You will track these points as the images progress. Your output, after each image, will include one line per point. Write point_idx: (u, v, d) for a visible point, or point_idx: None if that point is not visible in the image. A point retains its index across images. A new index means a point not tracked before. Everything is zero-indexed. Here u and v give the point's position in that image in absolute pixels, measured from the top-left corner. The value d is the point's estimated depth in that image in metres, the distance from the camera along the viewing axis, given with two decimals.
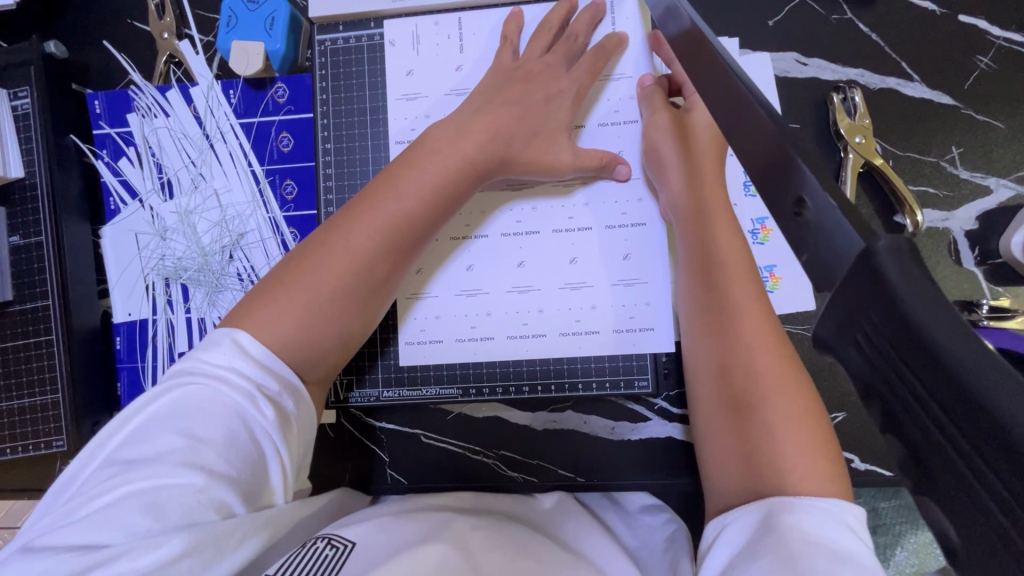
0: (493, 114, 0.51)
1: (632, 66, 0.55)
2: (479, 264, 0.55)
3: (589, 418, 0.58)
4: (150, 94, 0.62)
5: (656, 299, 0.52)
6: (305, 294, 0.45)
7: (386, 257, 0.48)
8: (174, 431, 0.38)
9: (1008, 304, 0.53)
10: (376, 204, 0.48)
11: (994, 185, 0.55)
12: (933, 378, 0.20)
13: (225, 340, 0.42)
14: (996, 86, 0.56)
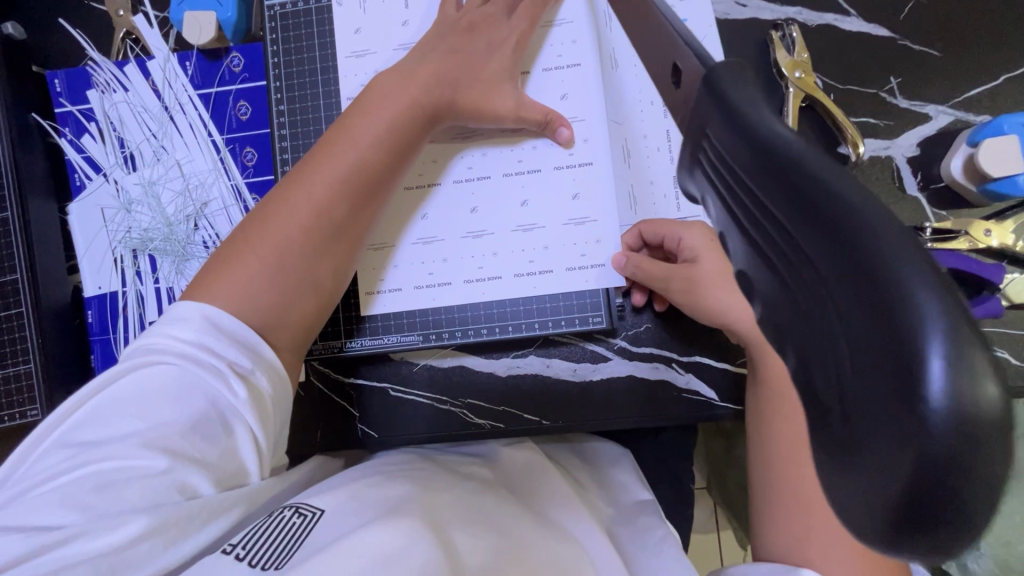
0: (438, 60, 0.51)
1: (572, 12, 0.57)
2: (434, 212, 0.56)
3: (552, 361, 0.59)
4: (108, 69, 0.64)
5: (605, 237, 0.55)
6: (270, 246, 0.46)
7: (348, 208, 0.49)
8: (133, 414, 0.39)
9: (951, 226, 0.54)
10: (329, 157, 0.48)
11: (932, 112, 0.56)
12: (790, 210, 0.16)
13: (194, 313, 0.43)
14: (931, 15, 0.57)
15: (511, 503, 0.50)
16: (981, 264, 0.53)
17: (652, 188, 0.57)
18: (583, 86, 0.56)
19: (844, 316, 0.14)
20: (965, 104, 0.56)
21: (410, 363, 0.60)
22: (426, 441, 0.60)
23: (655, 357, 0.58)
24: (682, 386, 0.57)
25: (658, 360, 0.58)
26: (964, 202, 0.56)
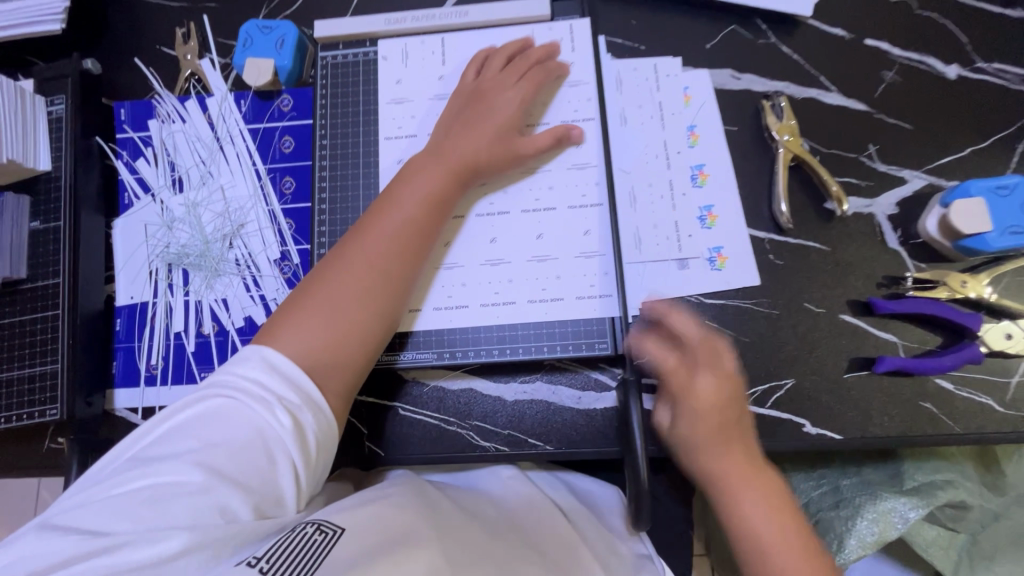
0: (468, 132, 0.59)
1: (588, 74, 0.65)
2: (455, 241, 0.61)
3: (558, 388, 0.61)
4: (171, 103, 0.71)
5: (613, 270, 0.59)
6: (326, 299, 0.51)
7: (396, 258, 0.54)
8: (193, 436, 0.44)
9: (929, 276, 0.59)
10: (382, 219, 0.55)
11: (908, 176, 0.63)
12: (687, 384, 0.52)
13: (256, 357, 0.48)
14: (902, 94, 0.65)
15: (517, 545, 0.53)
16: (958, 311, 0.58)
17: (654, 231, 0.63)
18: (595, 137, 0.63)
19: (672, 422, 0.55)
20: (936, 171, 0.63)
21: (421, 383, 0.62)
22: (430, 462, 0.61)
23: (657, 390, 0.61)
24: None
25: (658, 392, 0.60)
26: (941, 256, 0.61)
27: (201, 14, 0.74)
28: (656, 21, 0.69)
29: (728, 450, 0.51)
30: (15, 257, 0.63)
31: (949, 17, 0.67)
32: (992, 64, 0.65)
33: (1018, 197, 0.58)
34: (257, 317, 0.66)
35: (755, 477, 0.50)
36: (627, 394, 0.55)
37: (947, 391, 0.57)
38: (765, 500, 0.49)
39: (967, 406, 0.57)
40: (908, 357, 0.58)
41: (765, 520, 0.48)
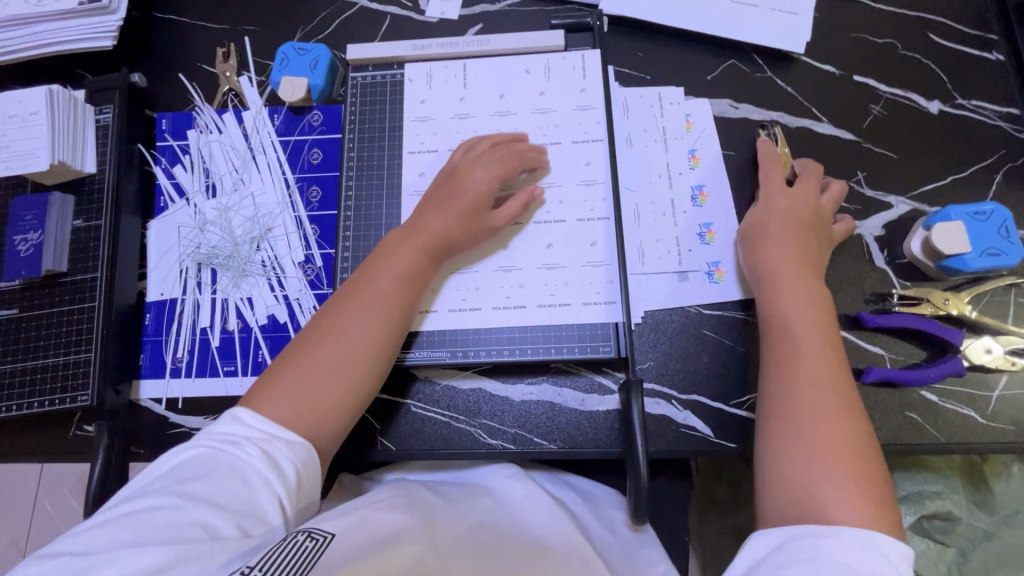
0: (446, 207, 0.61)
1: (597, 99, 0.70)
2: (471, 248, 0.66)
3: (563, 390, 0.65)
4: (210, 115, 0.76)
5: (617, 279, 0.63)
6: (304, 379, 0.53)
7: (372, 334, 0.56)
8: (173, 473, 0.47)
9: (913, 294, 0.63)
10: (359, 294, 0.57)
11: (893, 201, 0.68)
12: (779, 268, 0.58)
13: (229, 415, 0.51)
14: (889, 126, 0.70)
15: (512, 536, 0.55)
16: (941, 327, 0.61)
17: (656, 245, 0.67)
18: (603, 157, 0.68)
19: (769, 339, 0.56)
20: (919, 197, 0.68)
21: (433, 382, 0.66)
22: (438, 457, 0.64)
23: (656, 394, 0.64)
24: (680, 422, 0.62)
25: (658, 396, 0.63)
26: (926, 275, 0.65)
27: (242, 36, 0.80)
28: (660, 54, 0.75)
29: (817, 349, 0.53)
30: (57, 252, 0.68)
31: (931, 58, 0.72)
32: (971, 101, 0.71)
33: (996, 222, 0.62)
34: (281, 315, 0.70)
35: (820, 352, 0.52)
36: (628, 394, 0.58)
37: (931, 403, 0.61)
38: (824, 375, 0.51)
39: (950, 417, 0.60)
40: (895, 368, 0.61)
41: (817, 390, 0.50)
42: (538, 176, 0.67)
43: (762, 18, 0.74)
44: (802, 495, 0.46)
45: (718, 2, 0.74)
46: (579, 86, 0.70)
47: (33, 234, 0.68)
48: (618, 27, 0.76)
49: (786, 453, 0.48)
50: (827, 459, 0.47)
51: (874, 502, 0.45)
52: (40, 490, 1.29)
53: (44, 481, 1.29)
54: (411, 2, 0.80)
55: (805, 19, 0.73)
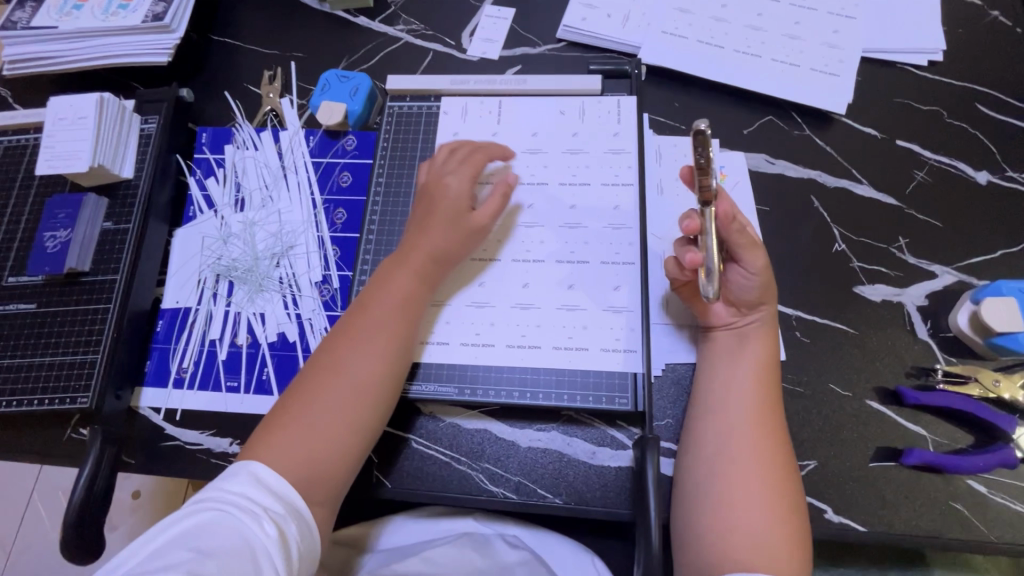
0: (433, 228, 0.60)
1: (631, 144, 0.69)
2: (490, 282, 0.64)
3: (573, 440, 0.61)
4: (248, 132, 0.78)
5: (639, 327, 0.60)
6: (304, 421, 0.50)
7: (376, 363, 0.54)
8: (183, 548, 0.41)
9: (960, 371, 0.59)
10: (359, 325, 0.55)
11: (937, 270, 0.64)
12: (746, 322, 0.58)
13: (242, 472, 0.47)
14: (933, 194, 0.68)
15: None
16: (987, 410, 0.57)
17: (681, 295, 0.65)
18: (632, 201, 0.66)
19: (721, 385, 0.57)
20: (966, 268, 0.64)
21: (437, 418, 0.62)
22: (435, 501, 0.60)
23: (674, 453, 0.60)
24: None
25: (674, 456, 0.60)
26: (974, 352, 0.60)
27: (289, 61, 0.83)
28: (696, 105, 0.74)
29: (758, 398, 0.55)
30: (83, 251, 0.68)
31: (978, 128, 0.70)
32: (1023, 174, 0.68)
33: None
34: (291, 334, 0.69)
35: (759, 404, 0.55)
36: (642, 453, 0.53)
37: (979, 495, 0.55)
38: (760, 437, 0.54)
39: (1001, 513, 0.54)
40: (938, 452, 0.56)
41: (744, 436, 0.54)
42: (564, 216, 0.66)
43: (803, 76, 0.73)
44: (734, 546, 0.50)
45: (759, 59, 0.74)
46: (613, 129, 0.70)
47: (61, 232, 0.69)
48: (655, 77, 0.76)
49: (713, 488, 0.52)
50: (751, 498, 0.51)
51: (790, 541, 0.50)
52: (34, 491, 1.26)
53: (41, 480, 1.27)
54: (454, 40, 0.82)
55: (847, 81, 0.72)
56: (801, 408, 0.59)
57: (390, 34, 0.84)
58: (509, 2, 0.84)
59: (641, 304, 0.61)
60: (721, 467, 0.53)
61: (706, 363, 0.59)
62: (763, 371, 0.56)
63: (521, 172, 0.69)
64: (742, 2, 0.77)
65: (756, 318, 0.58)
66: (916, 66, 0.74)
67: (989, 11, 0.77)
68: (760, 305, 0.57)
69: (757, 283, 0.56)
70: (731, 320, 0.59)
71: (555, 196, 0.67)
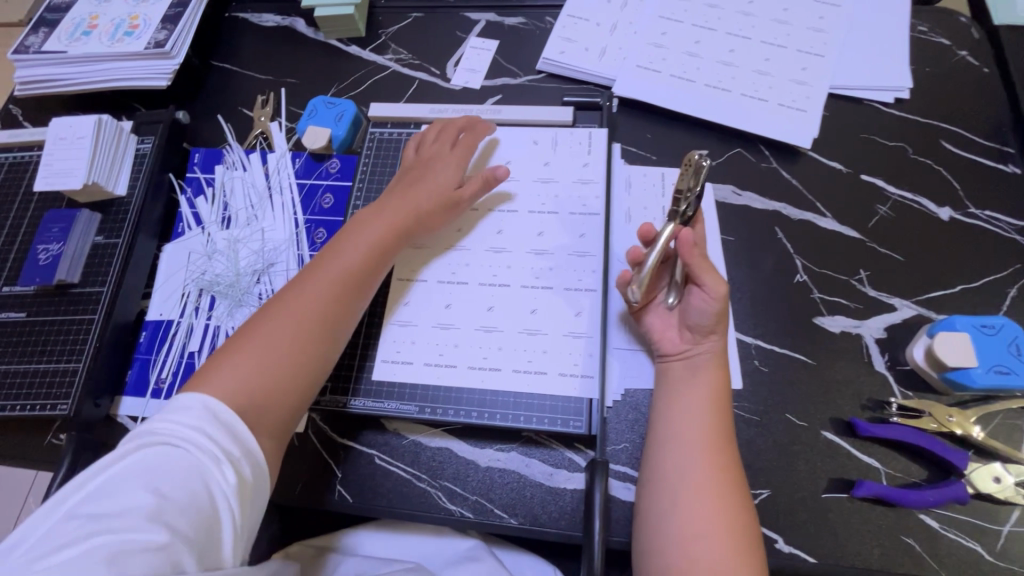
0: (408, 190, 0.65)
1: (600, 174, 0.71)
2: (456, 304, 0.66)
3: (532, 461, 0.62)
4: (238, 153, 0.82)
5: (598, 352, 0.62)
6: (260, 349, 0.52)
7: (336, 307, 0.57)
8: (142, 488, 0.41)
9: (914, 405, 0.60)
10: (325, 268, 0.58)
11: (897, 303, 0.65)
12: (702, 351, 0.60)
13: (193, 402, 0.46)
14: (895, 228, 0.69)
15: None
16: (941, 445, 0.57)
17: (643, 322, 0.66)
18: (599, 230, 0.68)
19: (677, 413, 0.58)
20: (926, 302, 0.65)
21: (401, 435, 0.64)
22: (394, 516, 0.61)
23: (629, 478, 0.61)
24: None
25: (630, 481, 0.60)
26: (930, 386, 0.61)
27: (281, 87, 0.87)
28: (667, 136, 0.77)
29: (712, 428, 0.56)
30: (74, 264, 0.72)
31: (943, 164, 0.72)
32: (985, 212, 0.69)
33: (1005, 338, 0.59)
34: None
35: (707, 434, 0.56)
36: (592, 476, 0.55)
37: (932, 529, 0.55)
38: (717, 467, 0.54)
39: (953, 549, 0.54)
40: (891, 486, 0.56)
41: (701, 466, 0.54)
42: (532, 242, 0.68)
43: (771, 111, 0.75)
44: None
45: (729, 94, 0.77)
46: (584, 160, 0.72)
47: (54, 245, 0.72)
48: (628, 109, 0.79)
49: (673, 520, 0.53)
50: (710, 530, 0.51)
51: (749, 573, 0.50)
52: None
53: None
54: (439, 70, 0.86)
55: (814, 116, 0.74)
56: (756, 436, 0.60)
57: (378, 63, 0.88)
58: (493, 34, 0.88)
59: (598, 330, 0.63)
60: (679, 496, 0.53)
61: (664, 392, 0.60)
62: (717, 401, 0.58)
63: (493, 199, 0.72)
64: (715, 38, 0.80)
65: (708, 347, 0.60)
66: (883, 103, 0.76)
67: (957, 52, 0.78)
68: (713, 329, 0.59)
69: (714, 308, 0.58)
70: (687, 350, 0.60)
71: (524, 223, 0.70)
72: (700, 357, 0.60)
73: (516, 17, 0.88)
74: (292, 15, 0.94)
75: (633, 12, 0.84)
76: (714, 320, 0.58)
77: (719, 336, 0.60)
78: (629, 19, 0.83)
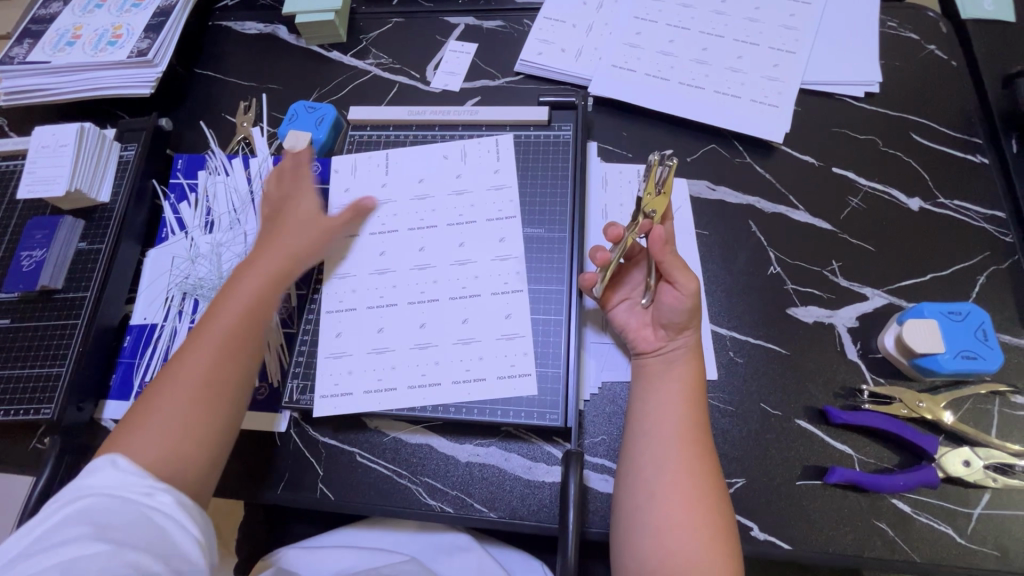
0: (276, 235, 0.65)
1: (512, 179, 0.72)
2: (389, 327, 0.66)
3: (511, 456, 0.63)
4: (221, 158, 0.83)
5: (532, 350, 0.64)
6: (154, 422, 0.50)
7: (229, 360, 0.55)
8: (80, 521, 0.42)
9: (885, 392, 0.61)
10: (207, 328, 0.56)
11: (869, 293, 0.66)
12: (676, 343, 0.61)
13: (100, 462, 0.46)
14: (867, 220, 0.70)
15: None
16: (911, 430, 0.58)
17: None
18: (518, 232, 0.69)
19: (653, 403, 0.58)
20: (897, 292, 0.66)
21: (382, 433, 0.65)
22: (375, 513, 0.62)
23: (606, 469, 0.61)
24: None
25: (609, 473, 0.61)
26: (901, 374, 0.62)
27: (263, 93, 0.89)
28: (643, 134, 0.78)
29: (686, 419, 0.57)
30: (57, 270, 0.73)
31: (913, 157, 0.73)
32: (954, 202, 0.70)
33: (972, 324, 0.60)
34: None
35: (679, 423, 0.56)
36: (567, 466, 0.56)
37: (903, 513, 0.56)
38: (692, 456, 0.55)
39: (925, 533, 0.55)
40: (863, 472, 0.57)
41: (677, 455, 0.55)
42: (453, 255, 0.69)
43: (744, 107, 0.76)
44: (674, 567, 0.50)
45: (702, 91, 0.78)
46: (493, 167, 0.73)
47: (37, 252, 0.73)
48: (605, 108, 0.80)
49: (649, 510, 0.53)
50: (686, 518, 0.52)
51: (724, 558, 0.51)
52: None
53: None
54: (419, 73, 0.87)
55: (786, 111, 0.75)
56: (731, 426, 0.61)
57: (359, 68, 0.89)
58: (471, 38, 0.89)
59: (568, 325, 0.64)
60: (656, 485, 0.54)
61: (640, 385, 0.61)
62: (690, 391, 0.58)
63: (410, 218, 0.72)
64: (688, 37, 0.81)
65: (683, 341, 0.60)
66: (854, 98, 0.77)
67: (926, 46, 0.80)
68: (686, 324, 0.60)
69: (686, 305, 0.58)
70: (665, 345, 0.61)
71: (443, 238, 0.70)
72: (674, 348, 0.60)
73: (495, 20, 0.90)
74: (274, 23, 0.95)
75: (609, 13, 0.85)
76: (688, 312, 0.59)
77: (691, 331, 0.60)
78: (604, 20, 0.85)
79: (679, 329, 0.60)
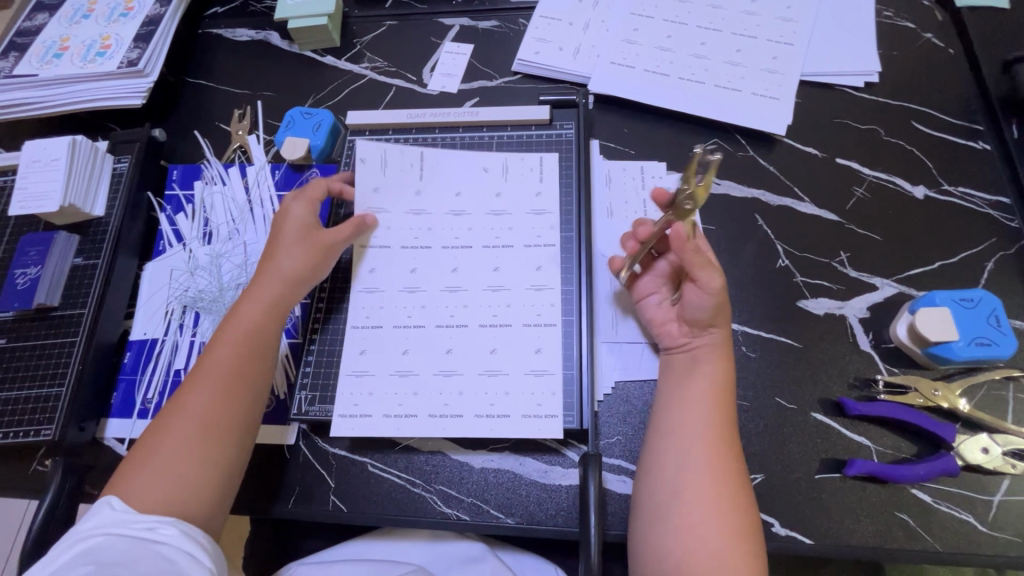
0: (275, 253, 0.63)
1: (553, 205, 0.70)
2: (413, 349, 0.65)
3: (526, 460, 0.62)
4: (217, 168, 0.82)
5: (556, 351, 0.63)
6: (156, 460, 0.51)
7: (229, 393, 0.55)
8: (88, 562, 0.45)
9: (900, 381, 0.60)
10: (210, 360, 0.57)
11: (878, 283, 0.66)
12: (705, 347, 0.60)
13: (99, 504, 0.49)
14: (873, 210, 0.70)
15: None
16: (929, 419, 0.58)
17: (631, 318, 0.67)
18: (554, 261, 0.67)
19: (677, 403, 0.58)
20: (906, 280, 0.66)
21: (394, 441, 0.63)
22: (390, 523, 0.61)
23: (623, 470, 0.61)
24: None
25: (626, 474, 0.60)
26: (915, 362, 0.62)
27: (258, 100, 0.87)
28: (645, 131, 0.77)
29: (713, 419, 0.56)
30: (52, 287, 0.71)
31: (915, 145, 0.73)
32: (958, 188, 0.70)
33: (984, 310, 0.60)
34: None
35: (705, 422, 0.56)
36: (585, 469, 0.55)
37: (924, 503, 0.56)
38: (716, 455, 0.54)
39: (946, 522, 0.55)
40: (882, 463, 0.57)
41: (700, 455, 0.54)
42: (487, 279, 0.67)
43: (744, 100, 0.76)
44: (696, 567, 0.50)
45: (703, 85, 0.77)
46: (536, 189, 0.70)
47: (32, 269, 0.71)
48: (605, 105, 0.80)
49: (671, 510, 0.53)
50: (708, 518, 0.51)
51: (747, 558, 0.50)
52: None
53: None
54: (415, 76, 0.86)
55: (787, 103, 0.75)
56: (747, 421, 0.60)
57: (354, 72, 0.88)
58: (467, 39, 0.88)
59: (580, 328, 0.64)
60: (679, 485, 0.53)
61: (667, 386, 0.60)
62: (717, 390, 0.57)
63: (444, 235, 0.69)
64: (685, 32, 0.81)
65: (708, 338, 0.60)
66: (853, 88, 0.77)
67: (923, 34, 0.80)
68: (710, 321, 0.59)
69: (709, 302, 0.57)
70: (690, 343, 0.60)
71: (477, 259, 0.68)
72: (703, 350, 0.60)
73: (490, 20, 0.89)
74: (266, 29, 0.94)
75: (605, 10, 0.85)
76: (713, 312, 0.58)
77: (719, 328, 0.60)
78: (600, 18, 0.84)
79: (704, 326, 0.59)
